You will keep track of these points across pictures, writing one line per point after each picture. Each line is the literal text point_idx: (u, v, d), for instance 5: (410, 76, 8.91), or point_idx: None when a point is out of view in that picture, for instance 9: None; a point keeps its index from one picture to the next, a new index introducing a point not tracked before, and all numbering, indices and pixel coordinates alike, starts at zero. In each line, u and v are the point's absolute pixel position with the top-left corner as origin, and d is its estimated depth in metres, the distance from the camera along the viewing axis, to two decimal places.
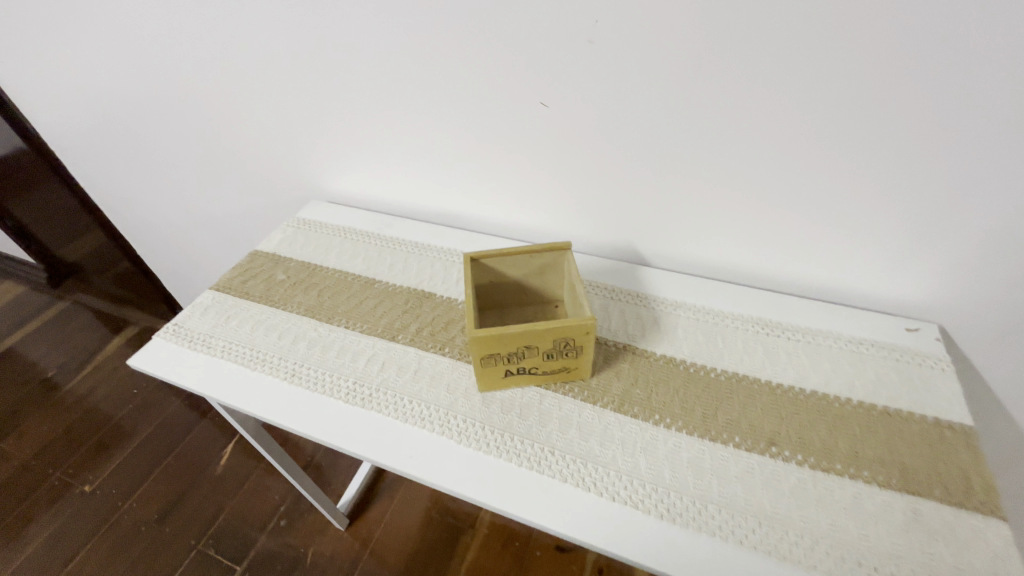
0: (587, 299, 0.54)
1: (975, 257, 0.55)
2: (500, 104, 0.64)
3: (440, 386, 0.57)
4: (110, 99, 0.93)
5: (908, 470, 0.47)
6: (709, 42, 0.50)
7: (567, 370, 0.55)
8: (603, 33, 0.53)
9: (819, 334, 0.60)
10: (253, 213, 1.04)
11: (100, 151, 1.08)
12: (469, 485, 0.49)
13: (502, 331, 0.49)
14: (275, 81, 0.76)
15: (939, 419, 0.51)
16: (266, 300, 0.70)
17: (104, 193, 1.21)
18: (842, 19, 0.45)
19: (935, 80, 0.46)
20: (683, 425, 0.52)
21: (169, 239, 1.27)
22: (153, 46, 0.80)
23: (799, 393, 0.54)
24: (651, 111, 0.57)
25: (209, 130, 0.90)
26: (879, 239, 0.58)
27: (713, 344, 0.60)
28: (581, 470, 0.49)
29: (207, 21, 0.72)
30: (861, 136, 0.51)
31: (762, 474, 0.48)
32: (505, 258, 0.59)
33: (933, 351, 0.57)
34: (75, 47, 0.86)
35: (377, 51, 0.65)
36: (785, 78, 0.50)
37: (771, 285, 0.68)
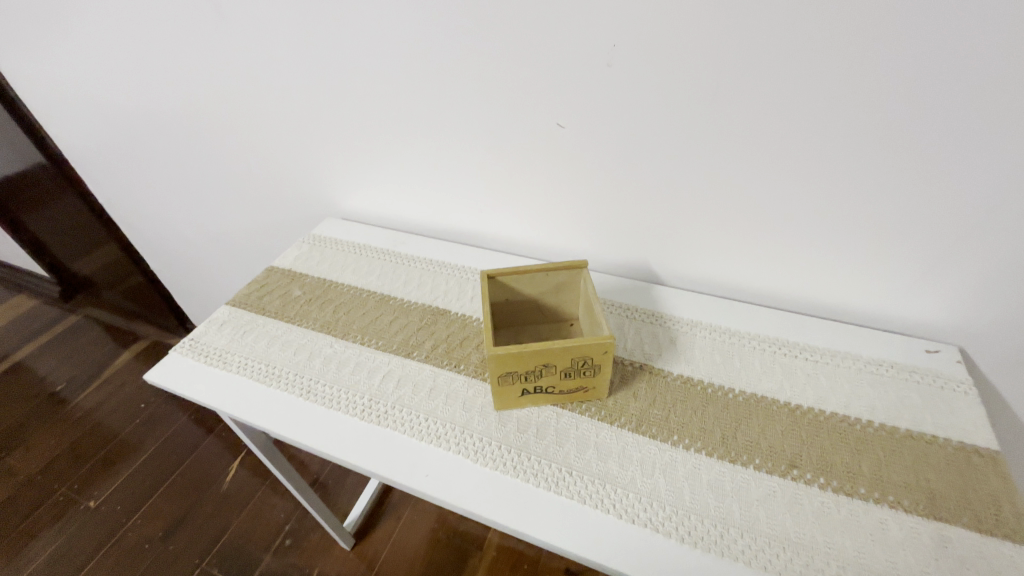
0: (604, 317, 0.54)
1: (995, 278, 0.55)
2: (518, 124, 0.65)
3: (455, 403, 0.57)
4: (131, 117, 0.96)
5: (935, 495, 0.46)
6: (724, 65, 0.51)
7: (585, 390, 0.55)
8: (621, 56, 0.54)
9: (836, 354, 0.60)
10: (267, 229, 1.06)
11: (120, 168, 1.10)
12: (485, 505, 0.49)
13: (520, 350, 0.49)
14: (296, 101, 0.78)
15: (963, 442, 0.50)
16: (282, 315, 0.71)
17: (122, 209, 1.23)
18: (859, 43, 0.46)
19: (950, 102, 0.47)
20: (702, 446, 0.51)
21: (183, 255, 1.29)
22: (177, 68, 0.82)
23: (820, 414, 0.53)
24: (668, 132, 0.58)
25: (228, 148, 0.92)
26: (896, 259, 0.58)
27: (730, 364, 0.60)
28: (600, 491, 0.48)
29: (231, 43, 0.74)
30: (877, 157, 0.52)
31: (784, 497, 0.47)
32: (522, 276, 0.59)
33: (954, 373, 0.57)
34: (101, 68, 0.89)
35: (398, 73, 0.67)
36: (800, 100, 0.51)
37: (787, 304, 0.68)
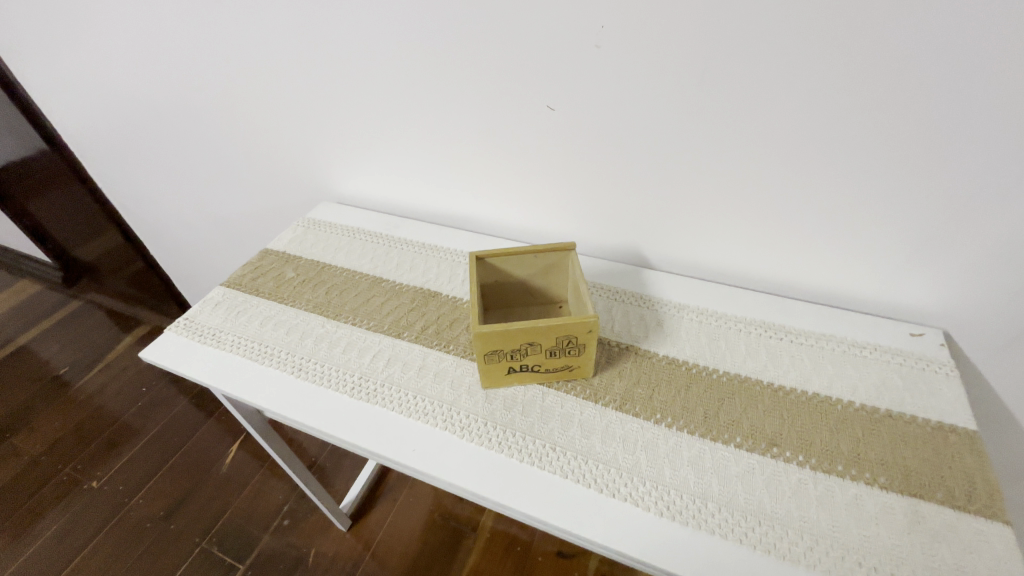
0: (591, 299, 0.55)
1: (980, 261, 0.55)
2: (509, 107, 0.65)
3: (444, 382, 0.58)
4: (127, 101, 0.96)
5: (911, 472, 0.47)
6: (713, 47, 0.51)
7: (572, 370, 0.56)
8: (610, 38, 0.54)
9: (821, 337, 0.60)
10: (264, 214, 1.07)
11: (118, 153, 1.11)
12: (470, 479, 0.50)
13: (505, 327, 0.50)
14: (289, 85, 0.77)
15: (943, 423, 0.51)
16: (276, 296, 0.72)
17: (121, 194, 1.23)
18: (846, 24, 0.46)
19: (937, 84, 0.46)
20: (684, 424, 0.52)
21: (182, 240, 1.30)
22: (171, 51, 0.82)
23: (802, 395, 0.54)
24: (657, 114, 0.58)
25: (223, 132, 0.92)
26: (883, 243, 0.58)
27: (715, 346, 0.60)
28: (582, 466, 0.49)
29: (224, 27, 0.74)
30: (864, 140, 0.52)
31: (762, 473, 0.48)
32: (510, 257, 0.60)
33: (936, 356, 0.57)
34: (95, 52, 0.89)
35: (389, 55, 0.67)
36: (788, 82, 0.51)
37: (776, 289, 0.68)
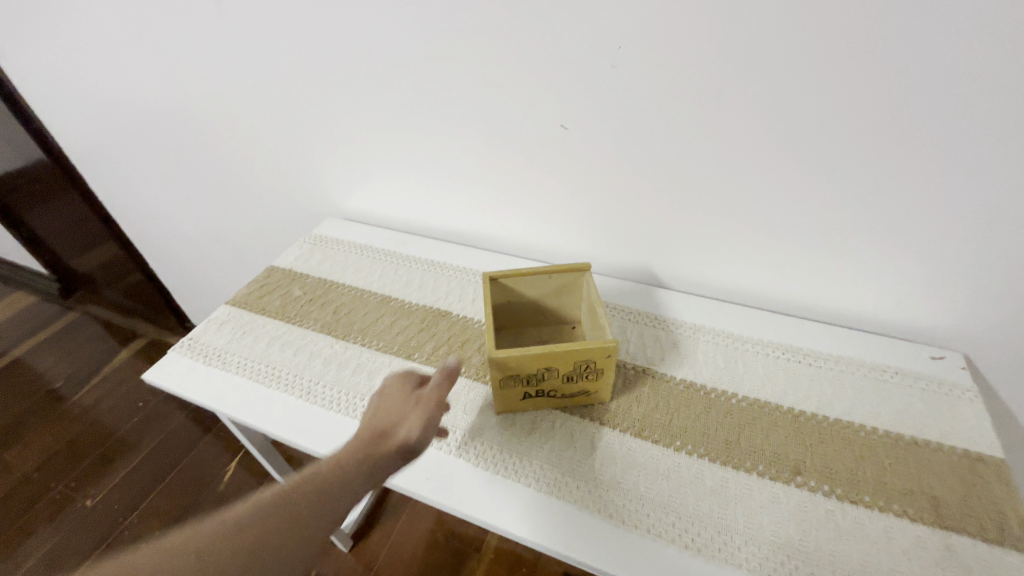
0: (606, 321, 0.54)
1: (1001, 284, 0.55)
2: (521, 125, 0.64)
3: (456, 406, 0.57)
4: (131, 114, 0.95)
5: (940, 503, 0.46)
6: (730, 69, 0.51)
7: (588, 394, 0.54)
8: (626, 58, 0.54)
9: (840, 360, 0.59)
10: (267, 228, 1.06)
11: (119, 166, 1.10)
12: (485, 509, 0.48)
13: (523, 352, 0.49)
14: (297, 100, 0.77)
15: (969, 450, 0.50)
16: (282, 316, 0.70)
17: (122, 206, 1.22)
18: (867, 48, 0.45)
19: (961, 109, 0.46)
20: (705, 451, 0.51)
21: (182, 253, 1.29)
22: (177, 65, 0.81)
23: (823, 420, 0.53)
24: (672, 135, 0.57)
25: (227, 146, 0.91)
26: (901, 265, 0.57)
27: (733, 368, 0.60)
28: (602, 497, 0.48)
29: (233, 42, 0.74)
30: (883, 163, 0.51)
31: (788, 504, 0.46)
32: (524, 278, 0.59)
33: (958, 380, 0.56)
34: (99, 65, 0.88)
35: (400, 72, 0.66)
36: (806, 105, 0.50)
37: (791, 309, 0.68)
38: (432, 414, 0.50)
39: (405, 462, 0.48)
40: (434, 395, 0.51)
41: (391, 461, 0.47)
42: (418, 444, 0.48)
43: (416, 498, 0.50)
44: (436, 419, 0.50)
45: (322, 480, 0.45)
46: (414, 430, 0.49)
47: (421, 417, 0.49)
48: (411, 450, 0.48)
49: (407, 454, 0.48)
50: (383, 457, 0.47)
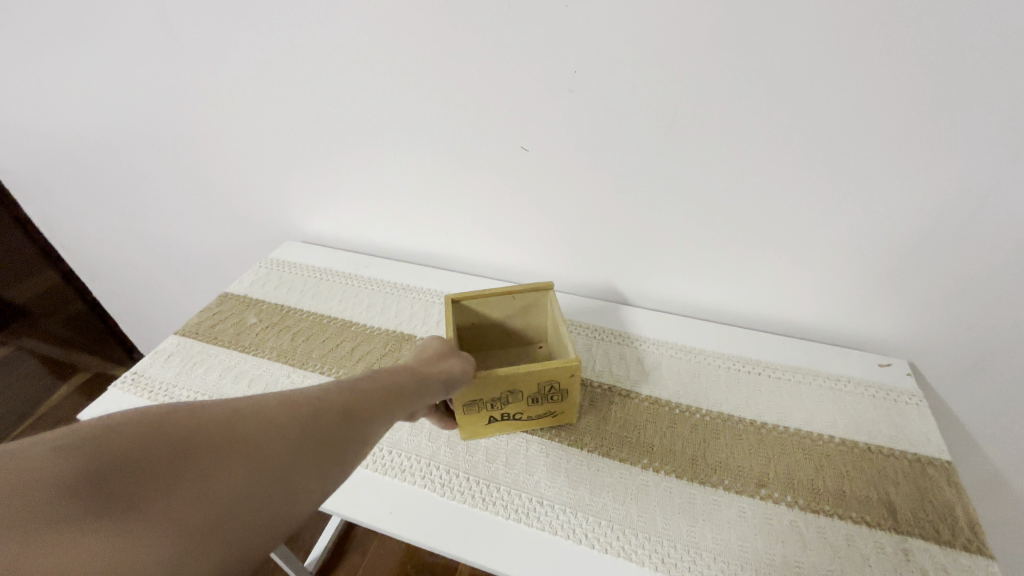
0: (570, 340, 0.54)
1: (936, 294, 0.58)
2: (482, 147, 0.65)
3: (420, 434, 0.55)
4: (71, 137, 0.90)
5: (895, 508, 0.47)
6: (680, 94, 0.52)
7: (556, 415, 0.54)
8: (582, 83, 0.55)
9: (798, 371, 0.61)
10: (222, 252, 1.01)
11: (57, 191, 1.03)
12: (453, 540, 0.46)
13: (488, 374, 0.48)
14: (251, 122, 0.75)
15: (920, 455, 0.52)
16: (236, 345, 0.67)
17: (62, 233, 1.15)
18: (804, 77, 0.48)
19: (890, 134, 0.49)
20: (671, 469, 0.51)
21: (129, 280, 1.21)
22: (122, 86, 0.78)
23: (784, 431, 0.54)
24: (629, 157, 0.59)
25: (177, 168, 0.88)
26: (846, 278, 0.60)
27: (697, 383, 0.60)
28: (572, 521, 0.47)
29: (182, 62, 0.71)
30: (825, 183, 0.54)
31: (754, 517, 0.47)
32: (487, 300, 0.58)
33: (905, 386, 0.59)
34: (35, 85, 0.83)
35: (358, 94, 0.65)
36: (753, 129, 0.53)
37: (749, 323, 0.70)
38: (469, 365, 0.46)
39: (445, 395, 0.43)
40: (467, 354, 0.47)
41: (435, 386, 0.42)
42: (463, 380, 0.44)
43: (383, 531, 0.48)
44: (473, 370, 0.47)
45: (356, 377, 0.37)
46: (458, 367, 0.45)
47: (462, 363, 0.45)
48: (455, 383, 0.44)
49: (450, 388, 0.43)
50: (431, 377, 0.42)
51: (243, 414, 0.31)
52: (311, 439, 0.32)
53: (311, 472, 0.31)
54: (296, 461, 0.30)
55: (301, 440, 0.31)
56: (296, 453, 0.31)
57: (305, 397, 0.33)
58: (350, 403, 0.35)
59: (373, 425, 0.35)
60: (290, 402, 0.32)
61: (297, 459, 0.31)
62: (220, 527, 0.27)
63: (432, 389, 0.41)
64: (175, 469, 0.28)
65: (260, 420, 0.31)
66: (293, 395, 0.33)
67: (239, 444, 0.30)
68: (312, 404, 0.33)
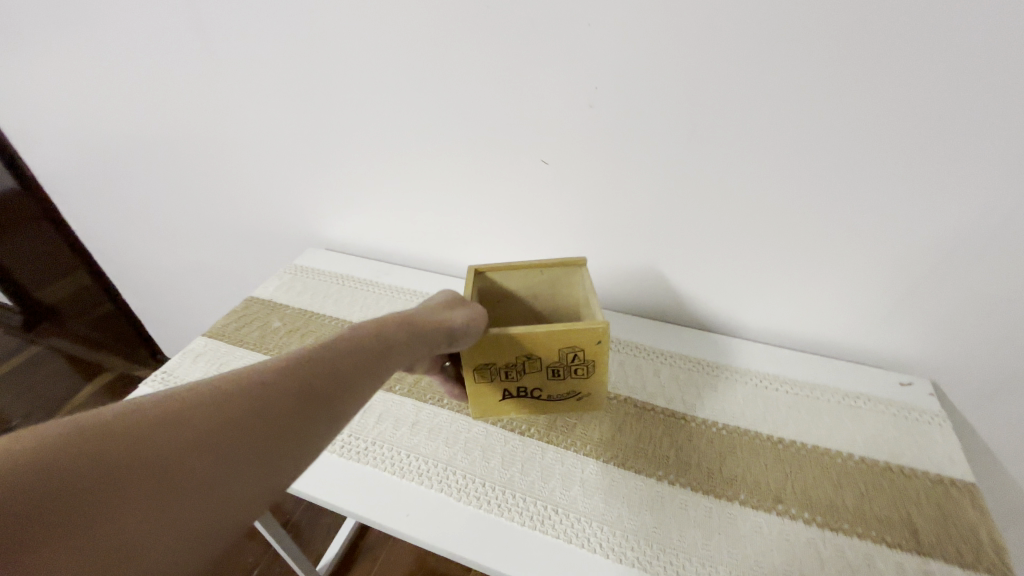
0: (596, 306, 0.53)
1: (958, 312, 0.57)
2: (503, 160, 0.66)
3: (438, 439, 0.56)
4: (112, 146, 0.94)
5: (917, 529, 0.47)
6: (698, 111, 0.54)
7: (581, 393, 0.55)
8: (602, 99, 0.57)
9: (816, 388, 0.61)
10: (247, 258, 1.04)
11: (95, 197, 1.08)
12: (468, 545, 0.47)
13: (525, 337, 0.48)
14: (282, 132, 0.78)
15: (942, 476, 0.51)
16: (261, 347, 0.69)
17: (97, 237, 1.20)
18: (822, 96, 0.49)
19: (909, 152, 0.49)
20: (687, 481, 0.51)
21: (157, 283, 1.25)
22: (161, 97, 0.82)
23: (801, 447, 0.54)
24: (647, 171, 0.60)
25: (209, 177, 0.91)
26: (867, 295, 0.60)
27: (712, 396, 0.61)
28: (586, 529, 0.47)
29: (219, 75, 0.75)
30: (843, 199, 0.54)
31: (770, 533, 0.47)
32: (514, 274, 0.59)
33: (927, 405, 0.58)
34: (82, 96, 0.88)
35: (384, 107, 0.68)
36: (769, 148, 0.54)
37: (766, 338, 0.69)
38: (479, 313, 0.47)
39: (444, 345, 0.44)
40: (477, 307, 0.48)
41: (432, 335, 0.42)
42: (464, 334, 0.45)
43: (388, 532, 0.49)
44: (484, 321, 0.47)
45: (321, 355, 0.35)
46: (462, 317, 0.45)
47: (468, 313, 0.46)
48: (456, 335, 0.44)
49: (450, 339, 0.44)
50: (422, 333, 0.41)
51: (174, 416, 0.29)
52: (253, 440, 0.30)
53: (254, 472, 0.30)
54: (237, 463, 0.29)
55: (244, 439, 0.30)
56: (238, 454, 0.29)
57: (247, 392, 0.31)
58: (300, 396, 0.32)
59: (326, 421, 0.33)
60: (227, 398, 0.30)
61: (236, 460, 0.29)
62: (148, 538, 0.26)
63: (424, 343, 0.41)
64: (94, 482, 0.26)
65: (194, 420, 0.29)
66: (233, 390, 0.31)
67: (166, 449, 0.28)
68: (265, 392, 0.31)
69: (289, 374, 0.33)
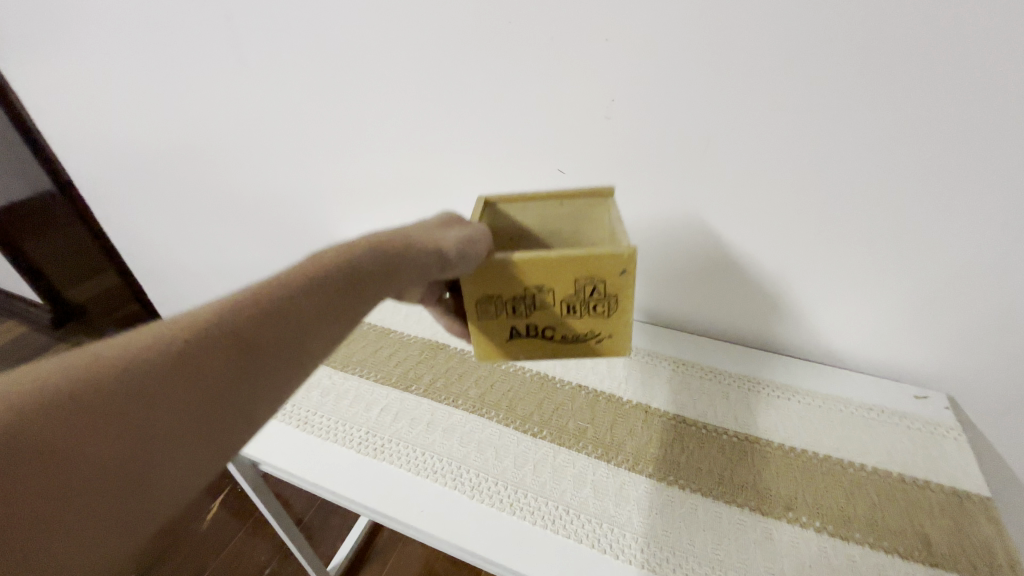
0: (622, 231, 0.47)
1: (975, 328, 0.57)
2: (521, 168, 0.68)
3: (453, 438, 0.57)
4: (146, 150, 0.98)
5: (931, 541, 0.46)
6: (713, 123, 0.55)
7: (601, 333, 0.49)
8: (619, 110, 0.58)
9: (828, 398, 0.61)
10: (270, 261, 1.07)
11: (128, 199, 1.12)
12: (480, 542, 0.48)
13: (539, 261, 0.44)
14: (308, 139, 0.81)
15: (956, 488, 0.51)
16: None
17: (127, 238, 1.24)
18: (835, 110, 0.50)
19: (924, 167, 0.50)
20: (697, 486, 0.52)
21: (182, 285, 1.29)
22: (196, 105, 0.85)
23: (813, 456, 0.54)
24: (662, 181, 0.61)
25: (236, 181, 0.94)
26: (882, 308, 0.60)
27: (723, 403, 0.61)
28: (597, 530, 0.48)
29: (251, 84, 0.78)
30: (857, 211, 0.55)
31: (779, 538, 0.47)
32: (529, 205, 0.54)
33: (942, 419, 0.58)
34: (122, 103, 0.92)
35: (407, 115, 0.70)
36: (783, 160, 0.55)
37: (780, 348, 0.70)
38: (477, 236, 0.44)
39: (440, 270, 0.40)
40: (478, 230, 0.45)
41: (409, 269, 0.38)
42: (462, 257, 0.41)
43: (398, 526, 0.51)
44: (481, 242, 0.44)
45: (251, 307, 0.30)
46: (455, 241, 0.41)
47: (460, 236, 0.42)
48: (453, 260, 0.41)
49: (446, 264, 0.41)
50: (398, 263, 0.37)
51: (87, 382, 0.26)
52: (180, 408, 0.27)
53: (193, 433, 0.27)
54: (164, 433, 0.27)
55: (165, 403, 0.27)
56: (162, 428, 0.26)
57: (159, 354, 0.27)
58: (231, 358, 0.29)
59: (269, 383, 0.30)
60: (146, 356, 0.27)
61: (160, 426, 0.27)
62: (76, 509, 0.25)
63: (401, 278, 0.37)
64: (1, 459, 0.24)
65: (107, 386, 0.26)
66: (145, 355, 0.27)
67: (78, 427, 0.25)
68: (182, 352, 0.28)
69: (217, 327, 0.29)
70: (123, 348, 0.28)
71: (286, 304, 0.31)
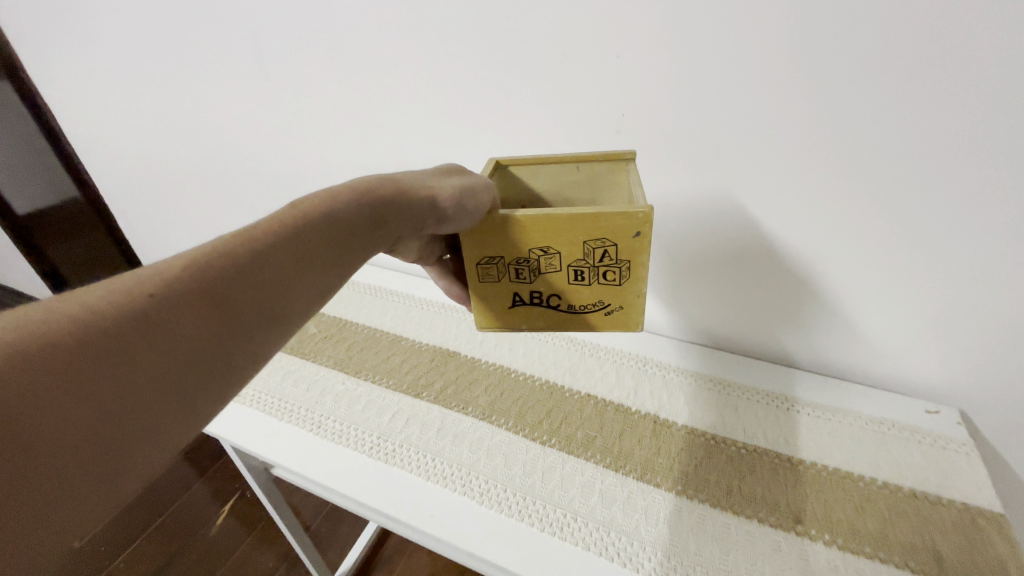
0: (636, 193, 0.47)
1: (987, 343, 0.56)
2: None
3: (463, 445, 0.58)
4: (169, 161, 1.02)
5: (943, 558, 0.46)
6: (720, 137, 0.56)
7: (607, 299, 0.50)
8: (629, 124, 0.60)
9: (839, 412, 0.61)
10: None
11: (149, 208, 1.15)
12: (488, 546, 0.48)
13: (546, 220, 0.45)
14: (324, 151, 0.83)
15: (969, 505, 0.50)
16: (298, 351, 0.74)
17: (147, 246, 1.27)
18: (842, 125, 0.50)
19: (931, 182, 0.50)
20: (706, 497, 0.52)
21: None
22: (219, 118, 0.89)
23: (823, 470, 0.54)
24: (670, 193, 0.62)
25: (254, 191, 0.97)
26: (892, 321, 0.60)
27: (732, 415, 0.61)
28: (605, 538, 0.48)
29: (271, 98, 0.81)
30: (865, 225, 0.55)
31: (788, 551, 0.47)
32: (542, 168, 0.54)
33: (955, 435, 0.58)
34: (149, 116, 0.96)
35: (422, 128, 0.72)
36: (791, 173, 0.55)
37: (789, 361, 0.70)
38: (477, 188, 0.44)
39: (427, 223, 0.42)
40: (477, 179, 0.46)
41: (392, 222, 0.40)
42: (453, 211, 0.43)
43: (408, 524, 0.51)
44: (480, 191, 0.45)
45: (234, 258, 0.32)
46: (449, 194, 0.42)
47: (457, 184, 0.43)
48: (442, 214, 0.42)
49: (435, 216, 0.42)
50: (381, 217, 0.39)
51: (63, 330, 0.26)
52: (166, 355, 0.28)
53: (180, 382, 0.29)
54: (151, 381, 0.28)
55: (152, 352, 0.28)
56: (146, 375, 0.27)
57: (142, 303, 0.28)
58: (216, 308, 0.30)
59: (253, 331, 0.32)
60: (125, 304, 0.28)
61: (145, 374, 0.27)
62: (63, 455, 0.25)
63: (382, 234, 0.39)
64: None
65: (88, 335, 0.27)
66: (124, 305, 0.28)
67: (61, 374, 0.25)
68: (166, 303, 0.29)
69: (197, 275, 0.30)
70: (104, 296, 0.28)
71: (265, 258, 0.33)
